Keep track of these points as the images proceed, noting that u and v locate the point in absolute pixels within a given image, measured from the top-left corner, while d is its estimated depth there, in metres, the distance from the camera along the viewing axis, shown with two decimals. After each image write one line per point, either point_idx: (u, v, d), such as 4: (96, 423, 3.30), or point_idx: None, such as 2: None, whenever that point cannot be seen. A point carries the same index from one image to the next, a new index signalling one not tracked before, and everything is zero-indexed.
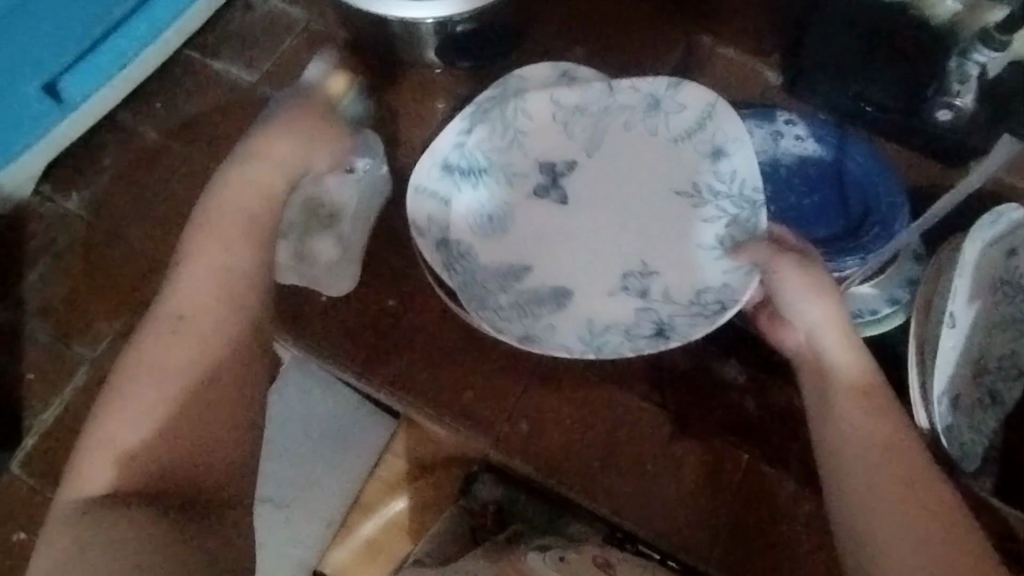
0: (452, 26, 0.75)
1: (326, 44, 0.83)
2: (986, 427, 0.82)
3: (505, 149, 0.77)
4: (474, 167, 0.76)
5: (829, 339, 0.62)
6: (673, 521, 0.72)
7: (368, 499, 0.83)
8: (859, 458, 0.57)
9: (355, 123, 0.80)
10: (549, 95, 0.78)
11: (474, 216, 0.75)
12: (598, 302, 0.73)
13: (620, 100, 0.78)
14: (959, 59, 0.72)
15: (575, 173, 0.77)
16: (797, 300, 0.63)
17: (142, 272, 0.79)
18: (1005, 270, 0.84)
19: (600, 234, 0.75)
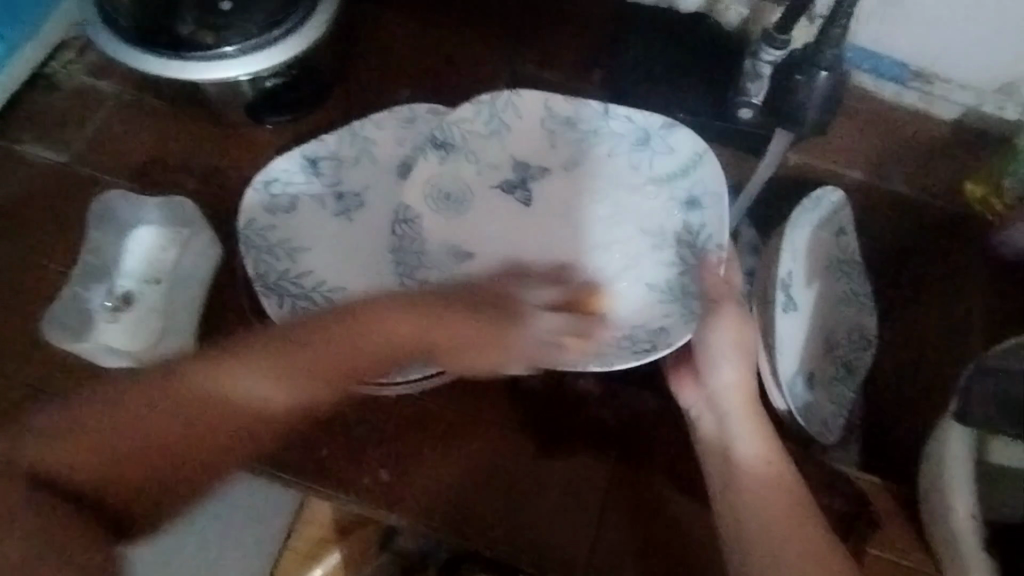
0: (263, 83, 0.76)
1: (137, 113, 0.81)
2: (846, 399, 0.80)
3: (485, 141, 0.76)
4: (447, 143, 0.75)
5: (734, 410, 0.64)
6: (560, 542, 0.73)
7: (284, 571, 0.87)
8: (773, 510, 0.59)
9: (174, 189, 0.78)
10: (544, 100, 0.76)
11: (433, 192, 0.74)
12: (527, 310, 0.70)
13: (611, 125, 0.76)
14: (751, 60, 0.77)
15: (548, 178, 0.76)
16: (721, 363, 0.65)
17: None
18: (838, 249, 0.83)
19: (538, 237, 0.75)
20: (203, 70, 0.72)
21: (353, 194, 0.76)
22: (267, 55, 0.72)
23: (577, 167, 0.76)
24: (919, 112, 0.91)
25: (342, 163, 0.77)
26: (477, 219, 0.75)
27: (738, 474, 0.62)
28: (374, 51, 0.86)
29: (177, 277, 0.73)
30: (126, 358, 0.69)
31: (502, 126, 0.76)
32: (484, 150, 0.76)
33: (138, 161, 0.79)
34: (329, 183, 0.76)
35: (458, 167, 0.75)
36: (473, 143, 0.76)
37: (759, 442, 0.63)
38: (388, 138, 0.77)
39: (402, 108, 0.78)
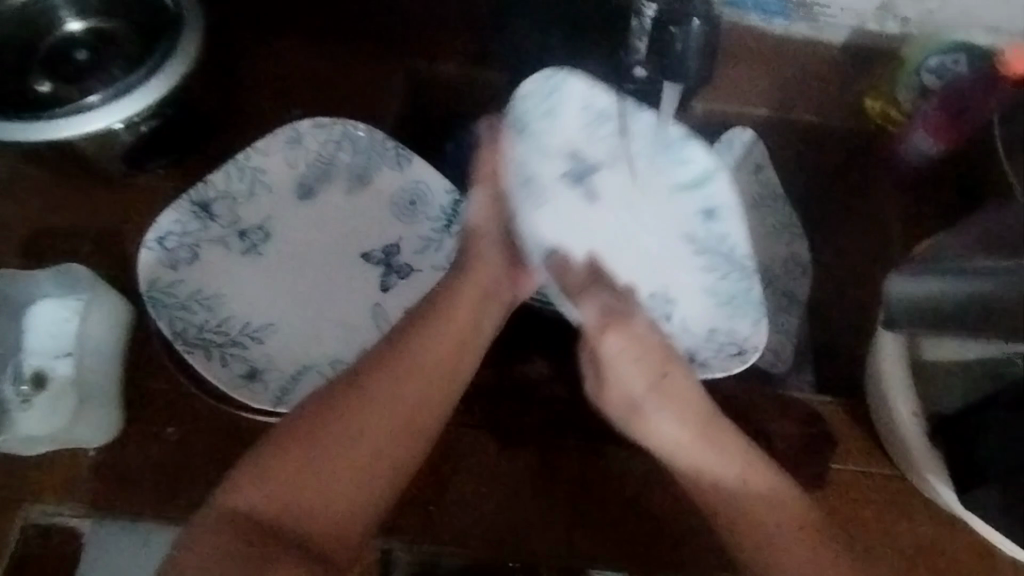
0: (137, 127, 0.70)
1: (16, 182, 0.76)
2: (791, 324, 0.82)
3: (276, 163, 0.75)
4: (318, 163, 0.76)
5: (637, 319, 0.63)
6: (543, 524, 0.72)
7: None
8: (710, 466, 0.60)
9: (70, 256, 0.74)
10: (328, 138, 0.76)
11: (304, 176, 0.75)
12: (298, 321, 0.71)
13: (368, 158, 0.76)
14: (636, 17, 0.74)
15: (324, 201, 0.75)
16: (623, 358, 0.62)
17: None
18: (758, 185, 0.84)
19: (326, 263, 0.73)
20: (68, 126, 0.67)
21: (258, 228, 0.74)
22: (133, 100, 0.68)
23: (352, 195, 0.76)
24: (809, 41, 0.92)
25: (238, 197, 0.74)
26: (281, 236, 0.74)
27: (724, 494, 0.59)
28: (256, 79, 0.82)
29: (89, 341, 0.68)
30: (47, 441, 0.65)
31: (285, 145, 0.75)
32: (277, 171, 0.75)
33: (25, 232, 0.74)
34: (228, 221, 0.73)
35: (270, 164, 0.75)
36: (273, 165, 0.75)
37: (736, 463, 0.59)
38: (281, 163, 0.75)
39: (285, 129, 0.75)
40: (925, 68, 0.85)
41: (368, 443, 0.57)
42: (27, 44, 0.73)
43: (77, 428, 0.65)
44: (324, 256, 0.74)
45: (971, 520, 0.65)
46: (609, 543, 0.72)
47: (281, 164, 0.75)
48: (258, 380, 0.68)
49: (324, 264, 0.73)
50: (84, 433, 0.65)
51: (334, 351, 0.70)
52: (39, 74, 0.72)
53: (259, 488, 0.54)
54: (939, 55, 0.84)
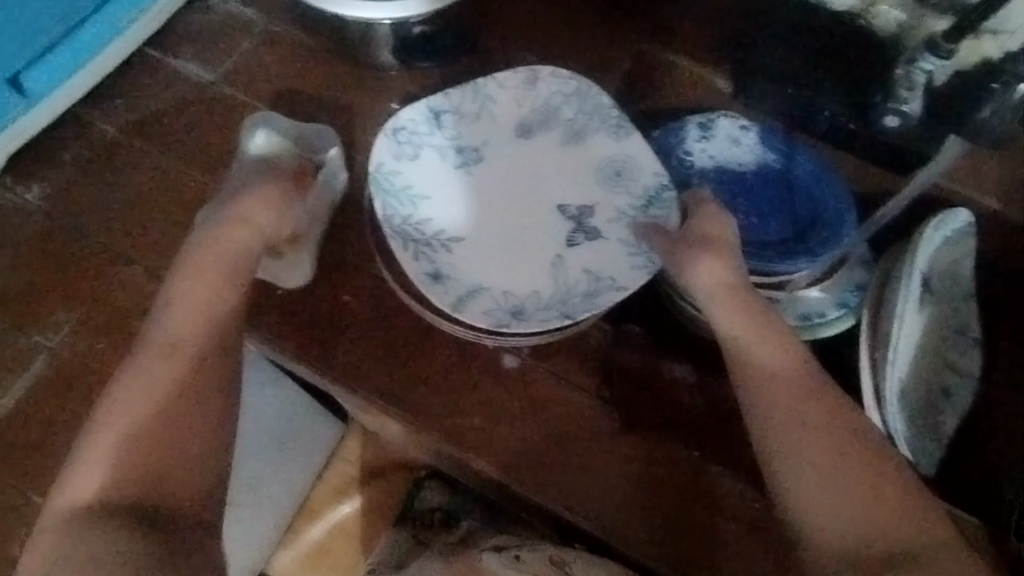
0: (410, 28, 0.77)
1: (284, 43, 0.84)
2: (941, 426, 0.80)
3: (505, 97, 0.80)
4: (545, 108, 0.80)
5: (740, 337, 0.66)
6: (638, 516, 0.72)
7: (316, 503, 0.90)
8: (779, 444, 0.60)
9: (310, 119, 0.81)
10: (560, 90, 0.80)
11: (527, 116, 0.80)
12: (485, 244, 0.76)
13: (589, 120, 0.80)
14: (906, 66, 0.75)
15: (536, 144, 0.80)
16: (764, 380, 0.63)
17: (101, 262, 0.78)
18: (956, 278, 0.82)
19: (523, 202, 0.78)
20: (361, 9, 0.73)
21: (474, 151, 0.78)
22: (422, 5, 0.73)
23: (563, 148, 0.80)
24: None
25: (469, 119, 0.79)
26: (491, 164, 0.78)
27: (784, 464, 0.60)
28: (509, 18, 0.87)
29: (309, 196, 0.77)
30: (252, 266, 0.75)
31: (520, 83, 0.80)
32: (507, 103, 0.80)
33: (280, 89, 0.82)
34: (452, 135, 0.78)
35: (500, 96, 0.80)
36: (503, 97, 0.80)
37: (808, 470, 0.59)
38: (511, 99, 0.80)
39: (526, 68, 0.80)
40: None
41: (174, 430, 0.59)
42: None
43: (278, 267, 0.75)
44: (522, 193, 0.78)
45: None
46: (686, 559, 0.71)
47: (511, 99, 0.80)
48: (440, 285, 0.73)
49: (521, 200, 0.78)
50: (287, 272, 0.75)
51: (507, 283, 0.74)
52: None
53: (104, 473, 0.56)
54: None
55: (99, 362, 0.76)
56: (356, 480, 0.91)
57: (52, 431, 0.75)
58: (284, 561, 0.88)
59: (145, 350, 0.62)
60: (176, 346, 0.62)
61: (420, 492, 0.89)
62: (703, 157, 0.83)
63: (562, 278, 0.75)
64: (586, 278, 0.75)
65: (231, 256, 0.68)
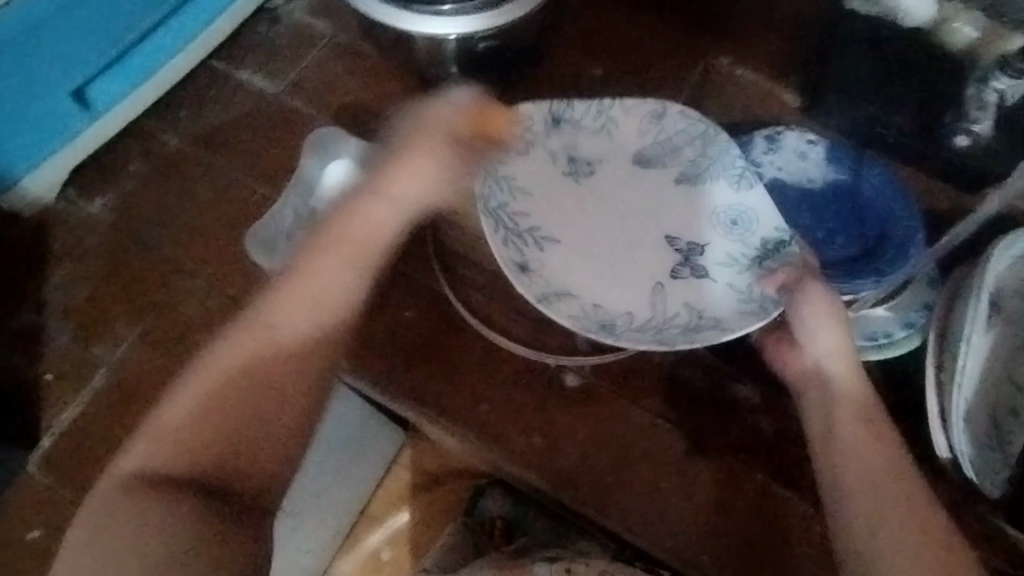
0: (476, 42, 0.77)
1: (350, 56, 0.85)
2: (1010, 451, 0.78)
3: (630, 129, 0.79)
4: (670, 143, 0.79)
5: (845, 399, 0.63)
6: (704, 540, 0.70)
7: (376, 511, 0.93)
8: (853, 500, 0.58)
9: (376, 132, 0.82)
10: (690, 127, 0.79)
11: (648, 148, 0.79)
12: (580, 261, 0.75)
13: (713, 164, 0.78)
14: (977, 85, 0.73)
15: (651, 173, 0.79)
16: (848, 440, 0.60)
17: (166, 272, 0.78)
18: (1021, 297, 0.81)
19: (626, 231, 0.77)
20: (431, 24, 0.74)
21: (590, 171, 0.78)
22: (486, 19, 0.74)
23: (681, 185, 0.78)
24: None
25: (587, 130, 0.79)
26: (602, 193, 0.78)
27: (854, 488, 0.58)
28: (572, 37, 0.88)
29: None
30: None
31: (649, 116, 0.79)
32: (629, 137, 0.79)
33: (346, 103, 0.83)
34: (566, 142, 0.79)
35: (619, 122, 0.80)
36: (626, 128, 0.79)
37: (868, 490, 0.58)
38: (633, 126, 0.79)
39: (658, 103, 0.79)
40: None
41: (221, 425, 0.55)
42: None
43: None
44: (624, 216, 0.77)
45: None
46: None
47: (638, 130, 0.79)
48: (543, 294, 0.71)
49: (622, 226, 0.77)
50: None
51: (604, 300, 0.73)
52: None
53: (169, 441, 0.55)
54: None
55: (158, 374, 0.75)
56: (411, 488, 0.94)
57: (111, 441, 0.75)
58: (345, 568, 0.91)
59: (236, 327, 0.58)
60: (268, 328, 0.57)
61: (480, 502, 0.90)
62: (769, 169, 0.82)
63: (660, 309, 0.72)
64: (686, 314, 0.72)
65: (378, 228, 0.63)
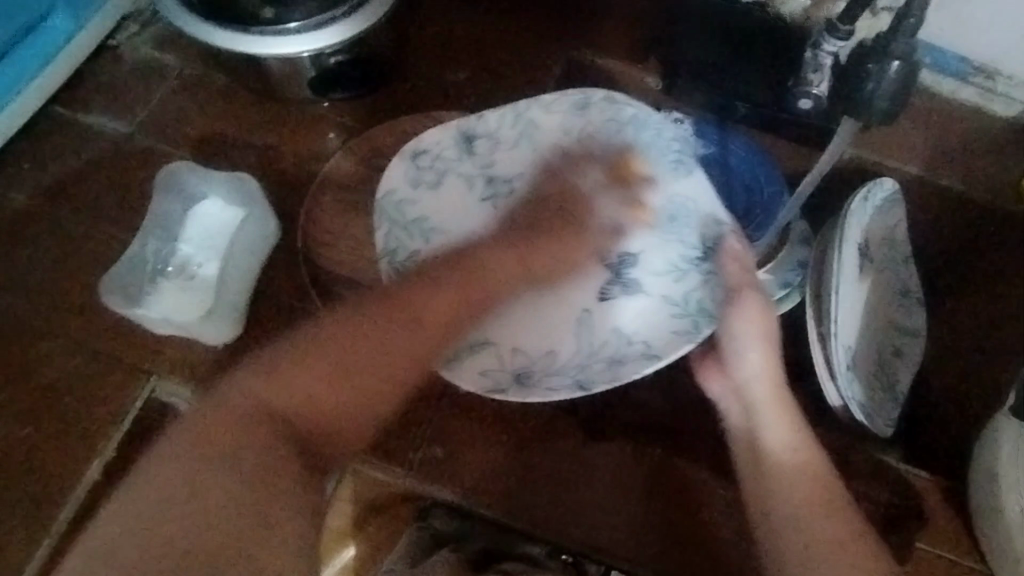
0: (326, 59, 0.76)
1: (200, 87, 0.82)
2: (896, 391, 0.80)
3: (550, 124, 0.76)
4: (594, 127, 0.76)
5: (757, 390, 0.66)
6: (612, 523, 0.73)
7: (317, 556, 0.72)
8: (797, 497, 0.61)
9: (235, 163, 0.79)
10: (612, 116, 0.76)
11: (565, 143, 0.76)
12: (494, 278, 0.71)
13: (642, 138, 0.74)
14: (812, 50, 0.76)
15: (577, 172, 0.75)
16: (767, 425, 0.65)
17: (23, 335, 0.73)
18: (886, 244, 0.83)
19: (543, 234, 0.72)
20: (274, 45, 0.72)
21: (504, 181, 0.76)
22: (336, 32, 0.73)
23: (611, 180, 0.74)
24: (978, 108, 0.89)
25: (511, 140, 0.76)
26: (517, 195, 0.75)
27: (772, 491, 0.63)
28: (427, 38, 0.87)
29: (233, 249, 0.74)
30: (177, 328, 0.71)
31: (567, 111, 0.76)
32: (545, 130, 0.76)
33: (200, 134, 0.80)
34: (483, 162, 0.76)
35: (531, 124, 0.77)
36: (543, 123, 0.76)
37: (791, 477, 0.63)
38: (555, 123, 0.76)
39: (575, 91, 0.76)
40: None
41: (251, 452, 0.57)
42: None
43: (208, 325, 0.71)
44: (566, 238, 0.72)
45: None
46: (657, 554, 0.72)
47: (554, 124, 0.76)
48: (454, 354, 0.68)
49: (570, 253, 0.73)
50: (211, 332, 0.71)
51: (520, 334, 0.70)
52: None
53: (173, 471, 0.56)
54: None
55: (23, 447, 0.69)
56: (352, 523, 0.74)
57: None
58: None
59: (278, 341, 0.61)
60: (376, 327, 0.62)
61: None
62: None
63: (588, 336, 0.70)
64: (615, 340, 0.69)
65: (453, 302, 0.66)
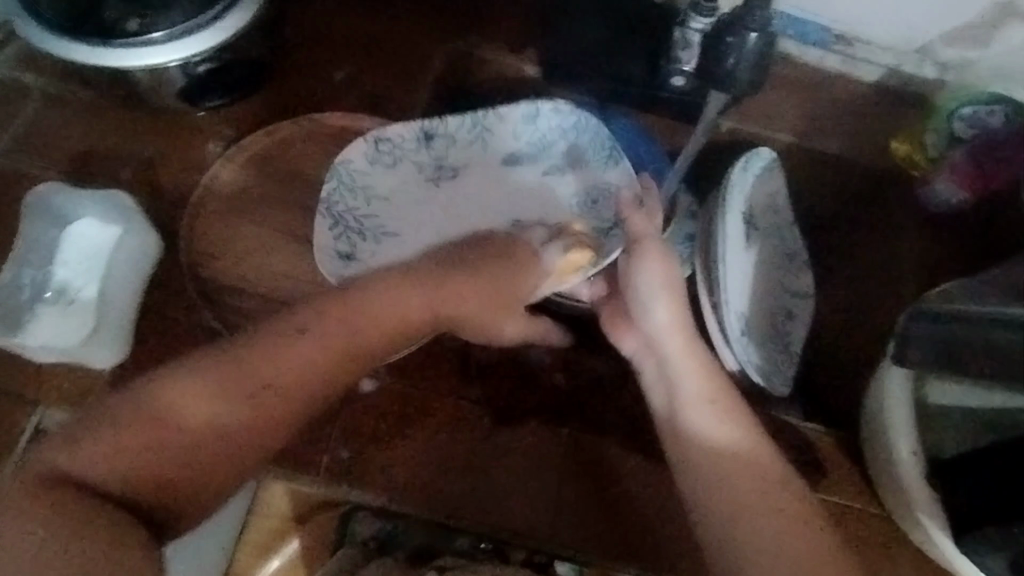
0: (194, 67, 0.74)
1: (68, 104, 0.80)
2: (793, 349, 0.84)
3: (456, 121, 0.79)
4: (479, 123, 0.79)
5: (688, 379, 0.63)
6: (522, 507, 0.75)
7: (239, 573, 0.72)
8: (730, 504, 0.56)
9: (112, 182, 0.77)
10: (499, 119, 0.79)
11: (469, 143, 0.79)
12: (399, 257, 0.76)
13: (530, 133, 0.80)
14: (680, 29, 0.79)
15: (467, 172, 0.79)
16: (703, 421, 0.60)
17: None
18: (772, 209, 0.86)
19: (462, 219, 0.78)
20: (135, 56, 0.70)
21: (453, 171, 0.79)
22: (201, 39, 0.71)
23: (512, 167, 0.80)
24: (844, 74, 0.94)
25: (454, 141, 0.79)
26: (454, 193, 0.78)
27: (691, 453, 0.60)
28: (304, 40, 0.86)
29: (110, 269, 0.73)
30: (57, 354, 0.69)
31: (479, 119, 0.79)
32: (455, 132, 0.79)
33: (71, 154, 0.78)
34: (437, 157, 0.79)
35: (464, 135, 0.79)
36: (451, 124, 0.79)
37: (713, 426, 0.60)
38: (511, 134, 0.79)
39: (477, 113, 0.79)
40: (959, 116, 0.86)
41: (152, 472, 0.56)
42: None
43: (90, 350, 0.69)
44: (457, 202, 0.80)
45: (958, 561, 0.70)
46: (572, 530, 0.74)
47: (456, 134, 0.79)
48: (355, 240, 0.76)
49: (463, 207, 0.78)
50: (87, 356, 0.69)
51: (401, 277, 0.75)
52: None
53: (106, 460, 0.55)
54: (973, 105, 0.85)
55: None
56: (285, 526, 0.74)
57: None
58: None
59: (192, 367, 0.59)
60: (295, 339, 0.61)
61: (353, 526, 0.73)
62: None
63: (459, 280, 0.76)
64: None
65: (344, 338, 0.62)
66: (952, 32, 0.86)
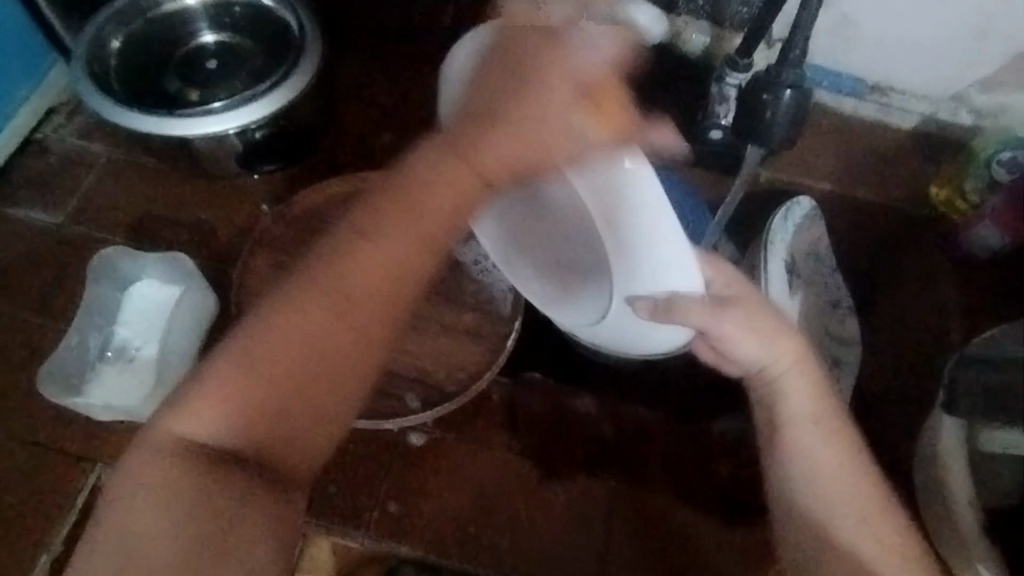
0: (252, 134, 0.76)
1: (129, 171, 0.84)
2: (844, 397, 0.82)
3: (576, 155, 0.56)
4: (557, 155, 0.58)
5: (786, 373, 0.55)
6: (573, 558, 0.74)
7: None
8: (848, 526, 0.52)
9: (170, 242, 0.80)
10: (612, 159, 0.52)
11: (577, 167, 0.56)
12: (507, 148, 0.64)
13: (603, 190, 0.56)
14: (717, 84, 0.82)
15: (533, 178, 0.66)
16: (816, 443, 0.54)
17: None
18: (813, 259, 0.86)
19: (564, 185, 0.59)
20: (195, 125, 0.73)
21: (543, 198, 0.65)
22: (258, 108, 0.74)
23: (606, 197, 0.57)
24: (877, 121, 0.95)
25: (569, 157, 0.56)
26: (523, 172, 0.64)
27: (815, 480, 0.54)
28: (353, 104, 0.89)
29: (170, 331, 0.75)
30: (120, 412, 0.71)
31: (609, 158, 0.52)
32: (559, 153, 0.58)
33: (132, 219, 0.81)
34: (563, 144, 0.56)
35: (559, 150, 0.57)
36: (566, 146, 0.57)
37: (826, 448, 0.54)
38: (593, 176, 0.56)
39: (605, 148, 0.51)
40: (997, 161, 0.85)
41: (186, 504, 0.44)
42: (164, 53, 0.81)
43: (151, 406, 0.71)
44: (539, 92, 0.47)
45: None
46: None
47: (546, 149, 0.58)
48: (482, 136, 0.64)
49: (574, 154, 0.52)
50: (149, 414, 0.71)
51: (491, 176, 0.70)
52: (170, 77, 0.80)
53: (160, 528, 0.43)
54: (1012, 150, 0.85)
55: None
56: None
57: None
58: None
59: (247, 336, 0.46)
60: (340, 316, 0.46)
61: None
62: None
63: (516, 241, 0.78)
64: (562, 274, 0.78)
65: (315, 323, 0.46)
66: (985, 78, 0.87)
